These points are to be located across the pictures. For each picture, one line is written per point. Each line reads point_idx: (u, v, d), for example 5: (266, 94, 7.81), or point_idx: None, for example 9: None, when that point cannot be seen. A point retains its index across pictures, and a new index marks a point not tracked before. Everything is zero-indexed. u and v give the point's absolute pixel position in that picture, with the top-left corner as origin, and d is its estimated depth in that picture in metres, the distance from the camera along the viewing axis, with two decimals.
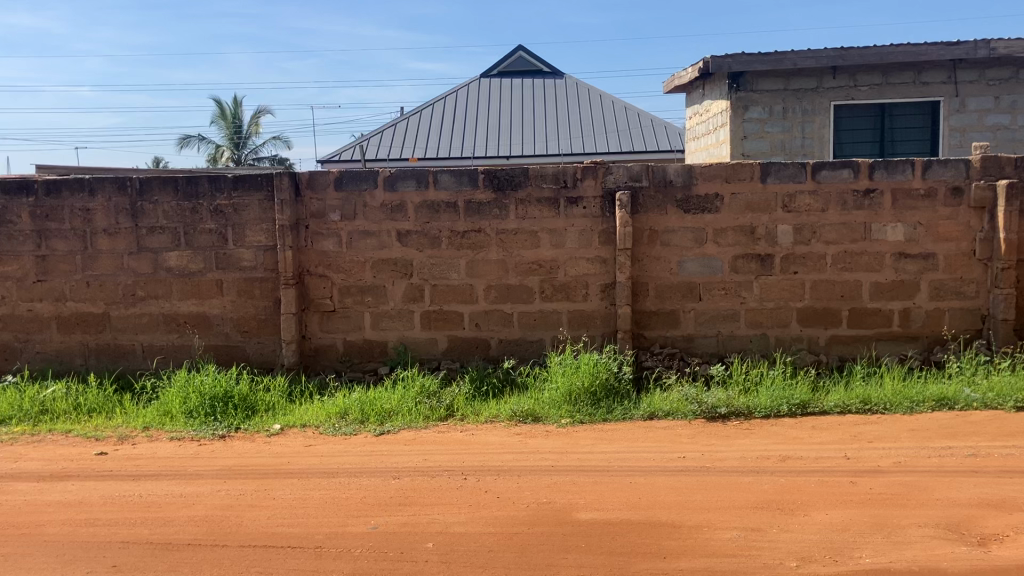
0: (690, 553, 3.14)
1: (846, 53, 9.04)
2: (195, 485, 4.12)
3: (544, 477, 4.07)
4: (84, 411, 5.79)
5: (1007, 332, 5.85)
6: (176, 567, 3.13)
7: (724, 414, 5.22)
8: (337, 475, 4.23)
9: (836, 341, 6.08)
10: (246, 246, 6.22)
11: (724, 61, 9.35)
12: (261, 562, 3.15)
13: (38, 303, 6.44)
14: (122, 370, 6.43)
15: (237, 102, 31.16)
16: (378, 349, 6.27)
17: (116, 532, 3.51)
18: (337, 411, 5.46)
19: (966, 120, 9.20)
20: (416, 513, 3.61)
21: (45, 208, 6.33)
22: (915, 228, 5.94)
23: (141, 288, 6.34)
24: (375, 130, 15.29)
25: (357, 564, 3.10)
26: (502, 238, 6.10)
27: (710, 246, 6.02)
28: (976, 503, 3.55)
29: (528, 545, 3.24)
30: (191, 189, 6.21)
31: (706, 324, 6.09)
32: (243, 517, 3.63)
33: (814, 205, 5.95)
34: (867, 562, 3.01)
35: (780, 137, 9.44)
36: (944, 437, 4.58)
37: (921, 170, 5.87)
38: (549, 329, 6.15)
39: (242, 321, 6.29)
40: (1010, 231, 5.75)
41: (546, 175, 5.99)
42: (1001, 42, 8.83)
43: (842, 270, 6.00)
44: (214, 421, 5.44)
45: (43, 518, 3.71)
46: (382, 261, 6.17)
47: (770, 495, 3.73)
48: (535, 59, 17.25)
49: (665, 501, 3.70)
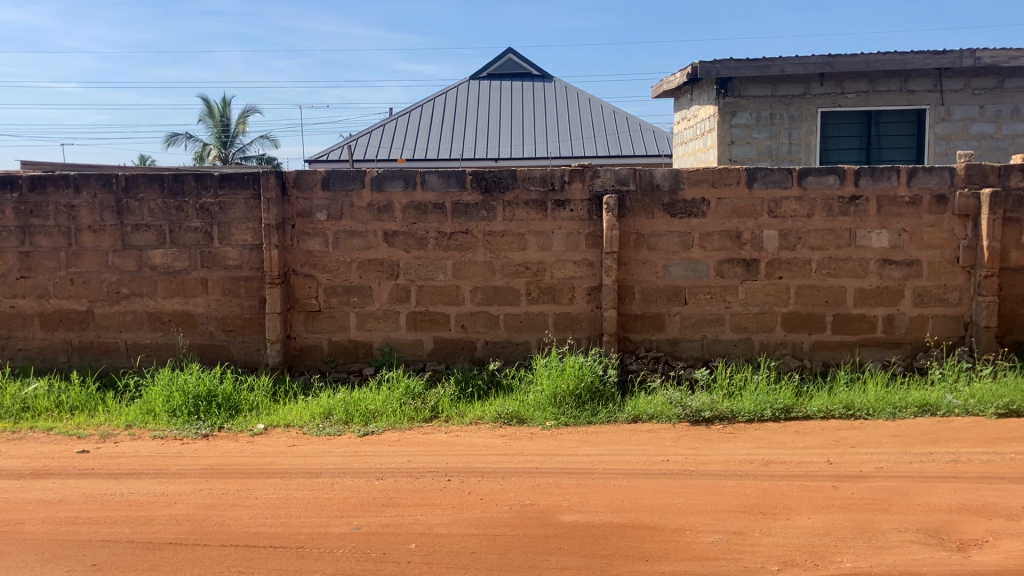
0: (671, 556, 3.14)
1: (834, 60, 9.09)
2: (176, 485, 4.08)
3: (528, 479, 4.07)
4: (66, 409, 5.74)
5: (989, 339, 5.89)
6: (157, 567, 3.10)
7: (707, 418, 5.24)
8: (319, 475, 4.21)
9: (819, 346, 6.12)
10: (231, 244, 6.19)
11: (713, 67, 9.33)
12: (243, 562, 3.13)
13: (21, 300, 6.39)
14: (105, 368, 6.39)
15: (225, 100, 31.03)
16: (363, 350, 6.26)
17: (97, 531, 3.47)
18: (321, 411, 5.44)
19: (951, 129, 9.30)
20: (399, 514, 3.60)
21: (29, 204, 6.27)
22: (900, 235, 5.99)
23: (126, 286, 6.30)
24: (363, 130, 15.26)
25: (339, 565, 3.09)
26: (489, 240, 6.09)
27: (696, 250, 6.04)
28: (956, 509, 3.59)
29: (511, 546, 3.24)
30: (178, 187, 6.17)
31: (692, 329, 6.12)
32: (224, 517, 3.60)
33: (801, 211, 5.98)
34: (848, 566, 3.03)
35: (767, 143, 9.51)
36: (926, 443, 4.62)
37: (907, 177, 5.91)
38: (535, 331, 6.16)
39: (226, 320, 6.26)
40: (993, 239, 5.80)
41: (535, 178, 5.99)
42: (986, 51, 8.84)
43: (827, 276, 6.03)
44: (196, 420, 5.39)
45: (23, 516, 3.67)
46: (368, 262, 6.16)
47: (753, 499, 3.75)
48: (523, 62, 17.24)
49: (649, 504, 3.71)
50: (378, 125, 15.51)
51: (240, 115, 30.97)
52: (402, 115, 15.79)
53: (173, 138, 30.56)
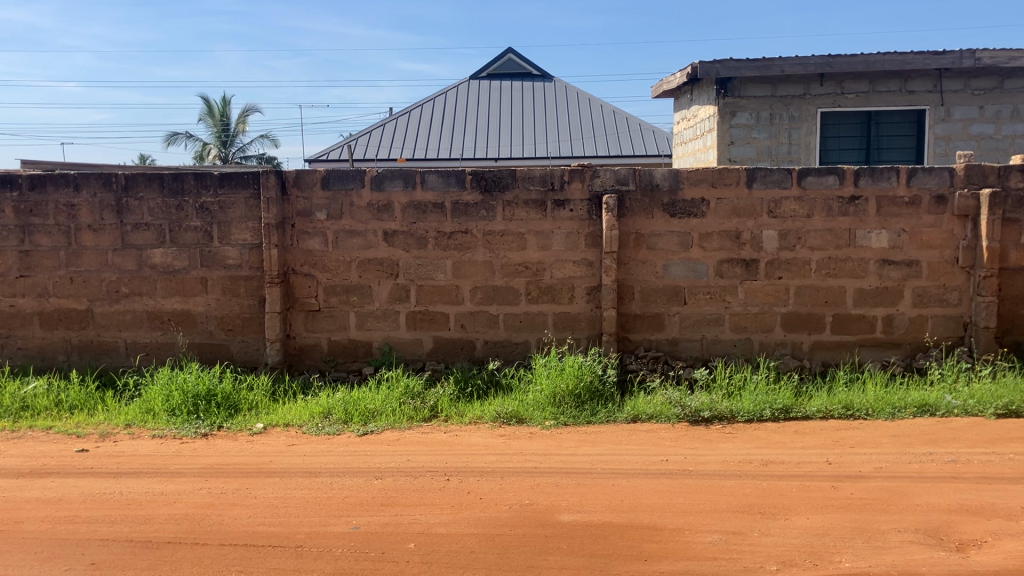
0: (670, 556, 3.14)
1: (834, 61, 9.09)
2: (175, 484, 4.08)
3: (528, 479, 4.07)
4: (66, 408, 5.74)
5: (989, 339, 5.89)
6: (156, 566, 3.10)
7: (707, 418, 5.24)
8: (319, 474, 4.21)
9: (819, 346, 6.12)
10: (231, 243, 6.19)
11: (713, 67, 9.33)
12: (242, 561, 3.13)
13: (21, 299, 6.39)
14: (105, 367, 6.38)
15: (225, 99, 31.03)
16: (363, 349, 6.26)
17: (96, 530, 3.48)
18: (320, 411, 5.44)
19: (951, 129, 9.30)
20: (398, 513, 3.60)
21: (29, 203, 6.27)
22: (899, 235, 5.99)
23: (125, 285, 6.30)
24: (363, 130, 15.26)
25: (338, 564, 3.09)
26: (489, 239, 6.09)
27: (696, 250, 6.04)
28: (955, 509, 3.59)
29: (510, 546, 3.24)
30: (177, 186, 6.17)
31: (691, 329, 6.12)
32: (224, 516, 3.60)
33: (800, 211, 5.98)
34: (847, 566, 3.03)
35: (766, 143, 9.51)
36: (925, 443, 4.62)
37: (906, 177, 5.91)
38: (535, 331, 6.16)
39: (226, 319, 6.26)
40: (993, 239, 5.80)
41: (534, 177, 5.99)
42: (986, 52, 8.84)
43: (827, 276, 6.04)
44: (196, 419, 5.39)
45: (22, 515, 3.67)
46: (368, 261, 6.16)
47: (752, 499, 3.75)
48: (523, 61, 17.23)
49: (648, 504, 3.71)
50: (378, 125, 15.51)
51: (240, 114, 30.96)
52: (402, 114, 15.78)
53: (173, 138, 30.56)
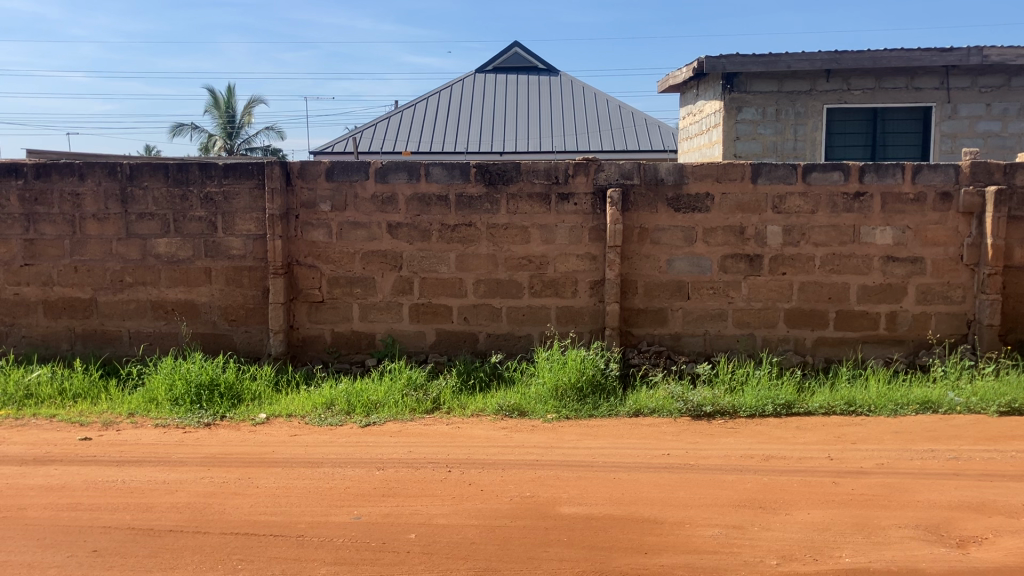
0: (671, 549, 3.15)
1: (841, 57, 9.06)
2: (178, 473, 4.10)
3: (529, 471, 4.08)
4: (69, 396, 5.76)
5: (992, 337, 5.87)
6: (158, 554, 3.12)
7: (709, 412, 5.23)
8: (321, 464, 4.22)
9: (822, 343, 6.11)
10: (235, 234, 6.20)
11: (719, 62, 9.39)
12: (243, 550, 3.14)
13: (25, 287, 6.41)
14: (109, 356, 6.41)
15: (230, 90, 31.06)
16: (366, 341, 6.27)
17: (98, 517, 3.49)
18: (324, 402, 5.45)
19: (957, 127, 9.27)
20: (400, 504, 3.61)
21: (34, 191, 6.29)
22: (904, 232, 5.97)
23: (130, 274, 6.31)
24: (369, 123, 15.25)
25: (339, 554, 3.10)
26: (492, 232, 6.09)
27: (700, 245, 6.04)
28: (956, 506, 3.58)
29: (510, 538, 3.25)
30: (182, 176, 6.18)
31: (694, 323, 6.12)
32: (225, 505, 3.62)
33: (804, 207, 5.97)
34: (847, 561, 3.03)
35: (772, 139, 9.49)
36: (927, 440, 4.62)
37: (911, 174, 5.90)
38: (538, 324, 6.17)
39: (229, 310, 6.27)
40: (998, 236, 5.78)
41: (538, 171, 6.00)
42: (993, 49, 8.81)
43: (831, 272, 6.03)
44: (198, 409, 5.40)
45: (26, 502, 3.69)
46: (371, 253, 6.17)
47: (753, 494, 3.75)
48: (530, 55, 17.17)
49: (649, 497, 3.71)
50: (382, 117, 15.48)
51: (245, 106, 30.91)
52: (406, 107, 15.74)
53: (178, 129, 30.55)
